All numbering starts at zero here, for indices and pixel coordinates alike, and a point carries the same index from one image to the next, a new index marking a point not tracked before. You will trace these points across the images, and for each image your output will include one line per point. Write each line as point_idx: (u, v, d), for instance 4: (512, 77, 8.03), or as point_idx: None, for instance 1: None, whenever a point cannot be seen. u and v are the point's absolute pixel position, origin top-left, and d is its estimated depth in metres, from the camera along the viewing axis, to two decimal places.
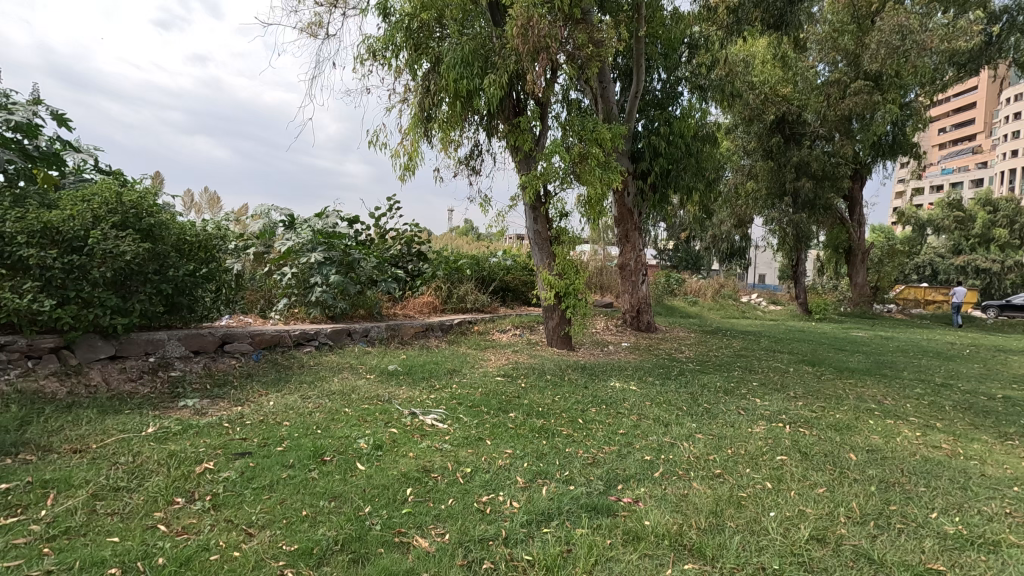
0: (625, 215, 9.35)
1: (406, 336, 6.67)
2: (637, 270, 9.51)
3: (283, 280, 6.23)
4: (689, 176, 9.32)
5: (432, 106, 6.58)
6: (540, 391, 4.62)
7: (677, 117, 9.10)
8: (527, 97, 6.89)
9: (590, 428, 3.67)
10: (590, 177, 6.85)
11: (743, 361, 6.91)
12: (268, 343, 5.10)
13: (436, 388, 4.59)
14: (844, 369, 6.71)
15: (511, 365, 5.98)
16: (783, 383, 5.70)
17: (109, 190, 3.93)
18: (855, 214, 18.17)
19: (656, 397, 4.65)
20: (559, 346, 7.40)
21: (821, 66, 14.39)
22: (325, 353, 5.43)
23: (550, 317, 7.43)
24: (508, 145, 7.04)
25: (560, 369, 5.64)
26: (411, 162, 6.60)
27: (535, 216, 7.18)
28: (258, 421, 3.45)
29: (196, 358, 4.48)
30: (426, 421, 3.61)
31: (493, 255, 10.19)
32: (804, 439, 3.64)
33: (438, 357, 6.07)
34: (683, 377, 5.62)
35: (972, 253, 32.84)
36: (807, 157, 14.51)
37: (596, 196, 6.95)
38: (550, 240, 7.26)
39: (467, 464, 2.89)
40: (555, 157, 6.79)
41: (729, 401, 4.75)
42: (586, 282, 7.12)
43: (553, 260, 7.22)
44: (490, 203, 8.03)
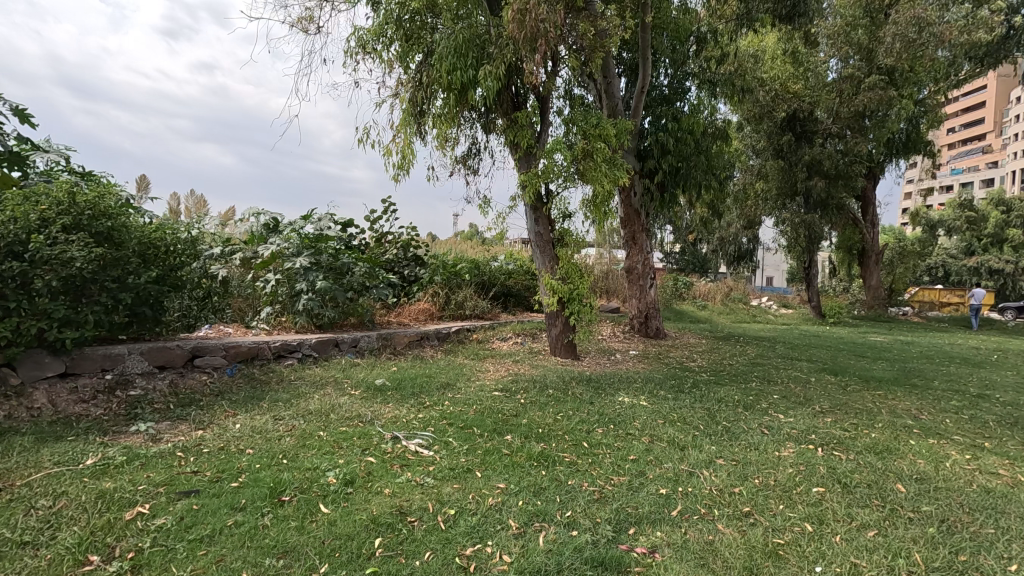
0: (631, 216, 8.93)
1: (399, 346, 6.25)
2: (645, 273, 9.07)
3: (268, 287, 5.84)
4: (699, 174, 8.87)
5: (425, 101, 6.21)
6: (540, 408, 4.20)
7: (686, 113, 8.67)
8: (526, 91, 6.50)
9: (596, 455, 3.24)
10: (595, 175, 6.41)
11: (760, 371, 6.45)
12: (244, 356, 4.69)
13: (425, 406, 4.16)
14: (870, 379, 6.23)
15: (511, 377, 5.56)
16: (807, 396, 5.24)
17: (61, 190, 3.59)
18: (868, 214, 17.62)
19: (669, 414, 4.21)
20: (563, 355, 6.96)
21: (831, 61, 14.10)
22: (308, 366, 5.01)
23: (553, 324, 6.99)
24: (507, 142, 6.64)
25: (563, 382, 5.21)
26: (404, 161, 6.21)
27: (536, 217, 6.80)
28: (218, 449, 3.04)
29: (162, 375, 4.08)
30: (409, 447, 3.18)
31: (495, 259, 9.78)
32: (842, 466, 3.18)
33: (432, 368, 5.65)
34: (698, 390, 5.17)
35: (985, 255, 32.12)
36: (819, 155, 14.04)
37: (601, 195, 6.53)
38: (552, 242, 6.85)
39: (451, 504, 2.46)
40: (557, 153, 6.37)
41: (750, 418, 4.30)
42: (591, 286, 6.68)
43: (556, 263, 6.81)
44: (490, 204, 7.63)
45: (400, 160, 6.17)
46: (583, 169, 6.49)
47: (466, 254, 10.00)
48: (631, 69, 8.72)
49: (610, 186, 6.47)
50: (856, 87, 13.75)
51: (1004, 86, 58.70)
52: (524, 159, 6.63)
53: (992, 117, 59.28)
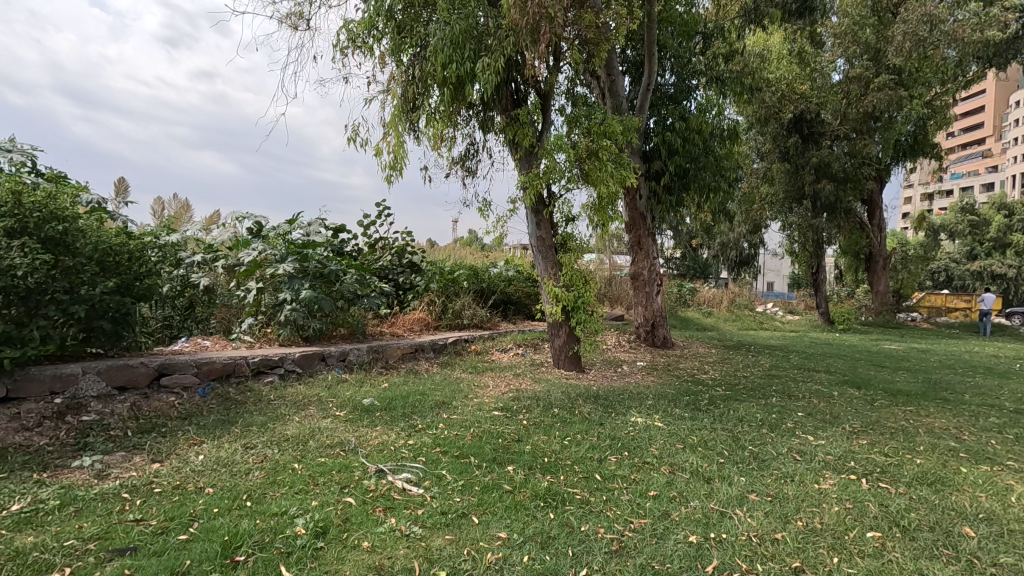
0: (637, 220, 8.52)
1: (391, 359, 5.83)
2: (651, 280, 8.66)
3: (250, 297, 5.43)
4: (708, 176, 8.47)
5: (418, 96, 5.83)
6: (546, 432, 3.78)
7: (693, 113, 8.28)
8: (527, 88, 6.13)
9: (611, 491, 2.81)
10: (600, 176, 6.00)
11: (778, 384, 6.04)
12: (219, 374, 4.25)
13: (417, 430, 3.74)
14: (897, 394, 5.81)
15: (512, 393, 5.14)
16: (834, 414, 4.82)
17: (5, 190, 3.24)
18: (875, 218, 17.23)
19: (688, 437, 3.78)
20: (568, 367, 6.53)
21: (838, 61, 13.76)
22: (290, 384, 4.57)
23: (556, 334, 6.58)
24: (506, 141, 6.25)
25: (568, 400, 4.79)
26: (397, 161, 5.84)
27: (537, 221, 6.42)
28: (172, 488, 2.61)
29: (122, 397, 3.65)
30: (395, 483, 2.76)
31: (494, 266, 9.38)
32: (895, 504, 2.76)
33: (427, 384, 5.23)
34: (716, 408, 4.75)
35: (989, 259, 31.78)
36: (827, 157, 13.67)
37: (607, 197, 6.14)
38: (554, 247, 6.46)
39: (442, 563, 2.04)
40: (559, 153, 5.96)
41: (778, 441, 3.88)
42: (596, 294, 6.27)
43: (559, 269, 6.41)
44: (489, 207, 7.24)
45: (392, 160, 5.81)
46: (587, 169, 6.07)
47: (465, 260, 9.59)
48: (636, 67, 8.36)
49: (616, 188, 6.06)
50: (865, 88, 13.40)
51: (1004, 90, 58.62)
52: (524, 158, 6.24)
53: (992, 121, 59.18)
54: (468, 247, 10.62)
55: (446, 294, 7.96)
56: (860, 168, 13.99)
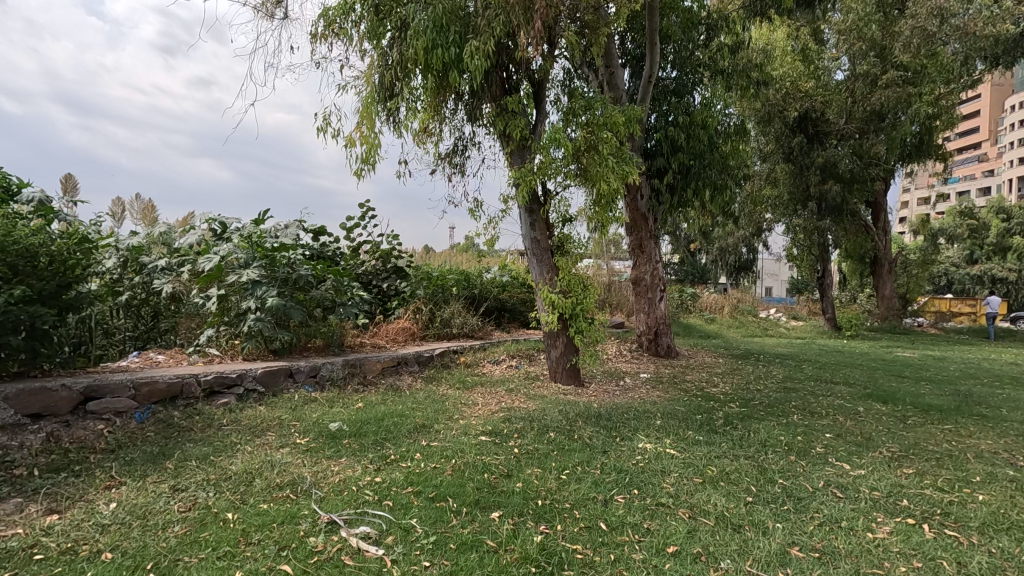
0: (638, 221, 8.00)
1: (370, 375, 5.25)
2: (653, 285, 8.13)
3: (209, 306, 4.85)
4: (714, 175, 7.97)
5: (397, 83, 5.26)
6: (540, 464, 3.23)
7: (698, 108, 7.80)
8: (520, 77, 5.62)
9: (621, 549, 2.26)
10: (602, 171, 5.46)
11: (797, 399, 5.50)
12: (162, 396, 3.68)
13: (388, 463, 3.18)
14: (927, 409, 5.29)
15: (504, 412, 4.59)
16: (866, 435, 4.28)
17: None
18: (880, 220, 16.74)
19: (705, 468, 3.24)
20: (566, 380, 5.95)
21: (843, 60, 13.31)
22: (249, 406, 4.00)
23: (552, 345, 6.00)
24: (497, 134, 5.72)
25: (566, 420, 4.25)
26: (370, 155, 5.32)
27: (532, 221, 5.89)
28: (61, 553, 2.05)
29: (36, 426, 3.08)
30: (351, 540, 2.21)
31: (487, 271, 8.85)
32: (977, 565, 2.21)
33: (409, 403, 4.68)
34: (733, 428, 4.21)
35: (989, 263, 31.45)
36: (833, 157, 13.21)
37: (608, 194, 5.61)
38: (551, 249, 5.93)
39: None
40: (557, 146, 5.43)
41: (811, 472, 3.33)
42: (597, 301, 5.73)
43: (555, 274, 5.88)
44: (480, 207, 6.70)
45: (365, 154, 5.31)
46: (587, 164, 5.53)
47: (457, 266, 9.06)
48: (636, 59, 7.86)
49: (618, 185, 5.53)
50: (871, 86, 12.95)
51: (998, 95, 58.68)
52: (517, 151, 5.70)
53: (988, 126, 59.13)
54: (461, 253, 10.09)
55: (434, 301, 7.40)
56: (867, 169, 13.53)
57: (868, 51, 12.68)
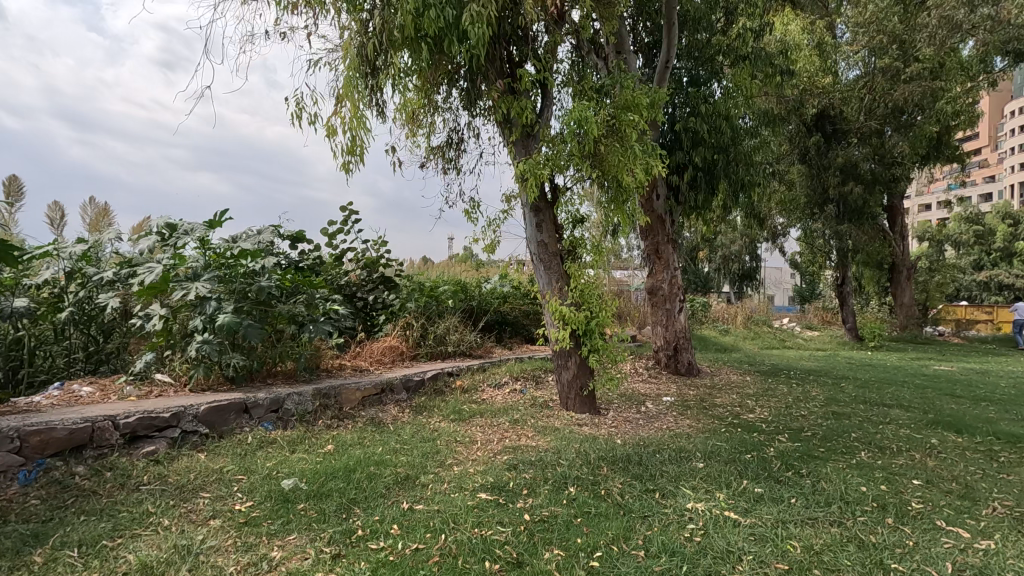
0: (654, 224, 7.21)
1: (346, 407, 4.38)
2: (672, 294, 7.30)
3: (148, 326, 3.99)
4: (738, 172, 7.20)
5: (381, 56, 4.44)
6: (562, 542, 2.38)
7: (719, 97, 7.03)
8: (524, 54, 4.83)
9: None
10: (622, 161, 4.63)
11: (855, 430, 4.64)
12: (61, 447, 2.82)
13: (355, 545, 2.32)
14: (1014, 442, 4.43)
15: (508, 453, 3.74)
16: (964, 482, 3.42)
17: None
18: (898, 224, 15.92)
19: (785, 544, 2.39)
20: (580, 408, 5.08)
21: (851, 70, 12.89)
22: (188, 454, 3.15)
23: (563, 366, 5.13)
24: (497, 119, 4.91)
25: (587, 466, 3.41)
26: (359, 144, 4.41)
27: (537, 222, 5.06)
28: None
29: None
30: None
31: (486, 281, 8.02)
32: None
33: (392, 443, 3.81)
34: (797, 474, 3.36)
35: (996, 270, 30.77)
36: (854, 156, 12.44)
37: (628, 188, 4.79)
38: (561, 254, 5.11)
39: None
40: (572, 131, 4.61)
41: (928, 547, 2.46)
42: (615, 313, 4.90)
43: (565, 282, 5.06)
44: (478, 207, 5.90)
45: (352, 143, 4.41)
46: (606, 152, 4.70)
47: (454, 276, 8.25)
48: (649, 45, 7.11)
49: (643, 177, 4.70)
50: (892, 81, 12.21)
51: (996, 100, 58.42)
52: (521, 139, 4.90)
53: (987, 132, 58.75)
54: (460, 262, 9.27)
55: (427, 315, 6.56)
56: (889, 170, 12.76)
57: (888, 45, 11.96)
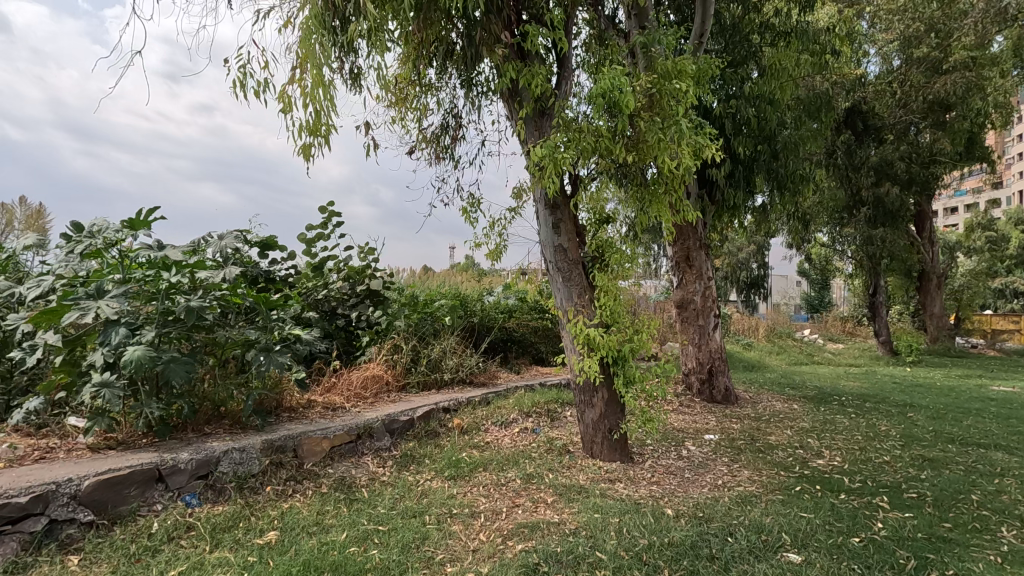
0: (685, 228, 6.20)
1: (307, 464, 3.34)
2: (704, 309, 6.28)
3: (35, 359, 2.96)
4: (781, 165, 6.19)
5: (351, 3, 3.38)
6: None
7: (759, 78, 6.00)
8: (536, 10, 3.83)
9: None
10: (662, 144, 3.56)
11: (970, 489, 3.58)
12: None
13: None
14: None
15: (520, 539, 2.71)
16: None
17: None
18: (927, 229, 14.87)
19: None
20: (608, 456, 4.04)
21: (873, 57, 11.77)
22: (50, 564, 2.16)
23: (586, 404, 4.09)
24: (505, 91, 3.91)
25: (640, 569, 2.36)
26: (324, 120, 3.28)
27: (555, 222, 4.06)
28: None
29: None
30: None
31: (489, 294, 7.01)
32: None
33: (362, 523, 2.77)
34: None
35: (1012, 276, 29.81)
36: (889, 154, 11.42)
37: (671, 176, 3.76)
38: (583, 261, 4.10)
39: None
40: (601, 106, 3.62)
41: None
42: (652, 336, 3.89)
43: (589, 297, 4.04)
44: (479, 204, 4.88)
45: (316, 119, 3.26)
46: (643, 130, 3.66)
47: (451, 288, 7.25)
48: (680, 10, 6.07)
49: (690, 163, 3.63)
50: (930, 72, 11.19)
51: None
52: (533, 118, 3.88)
53: None
54: (459, 273, 8.27)
55: (419, 335, 5.55)
56: (926, 169, 11.74)
57: (925, 34, 10.94)
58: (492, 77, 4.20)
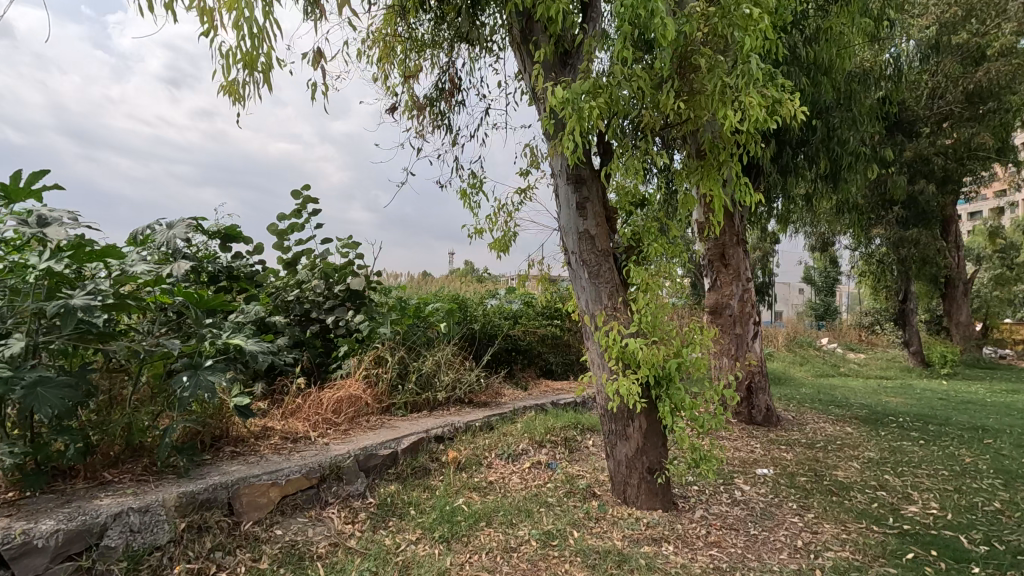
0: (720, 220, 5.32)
1: (244, 524, 2.43)
2: (742, 315, 5.40)
3: None
4: (833, 149, 5.31)
5: None
6: None
7: (810, 45, 5.11)
8: None
9: None
10: (724, 94, 2.60)
11: None
12: None
13: None
14: None
15: None
16: None
17: None
18: (954, 232, 14.00)
19: None
20: (647, 503, 3.14)
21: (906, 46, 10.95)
22: None
23: (618, 435, 3.18)
24: (517, 29, 3.06)
25: None
26: (262, 48, 2.36)
27: (579, 202, 3.17)
28: None
29: None
30: None
31: (492, 299, 6.11)
32: None
33: None
34: None
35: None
36: (924, 150, 10.57)
37: (732, 138, 2.87)
38: (613, 252, 3.22)
39: None
40: (642, 42, 2.73)
41: None
42: (704, 348, 3.00)
43: (620, 296, 3.17)
44: (481, 185, 4.01)
45: (249, 47, 2.35)
46: (701, 76, 2.71)
47: (449, 291, 6.37)
48: None
49: (761, 119, 2.74)
50: (970, 61, 10.34)
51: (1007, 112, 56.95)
52: (554, 61, 3.01)
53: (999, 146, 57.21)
54: (458, 276, 7.39)
55: (409, 344, 4.64)
56: (963, 166, 10.88)
57: (964, 20, 10.14)
58: (500, 15, 3.31)
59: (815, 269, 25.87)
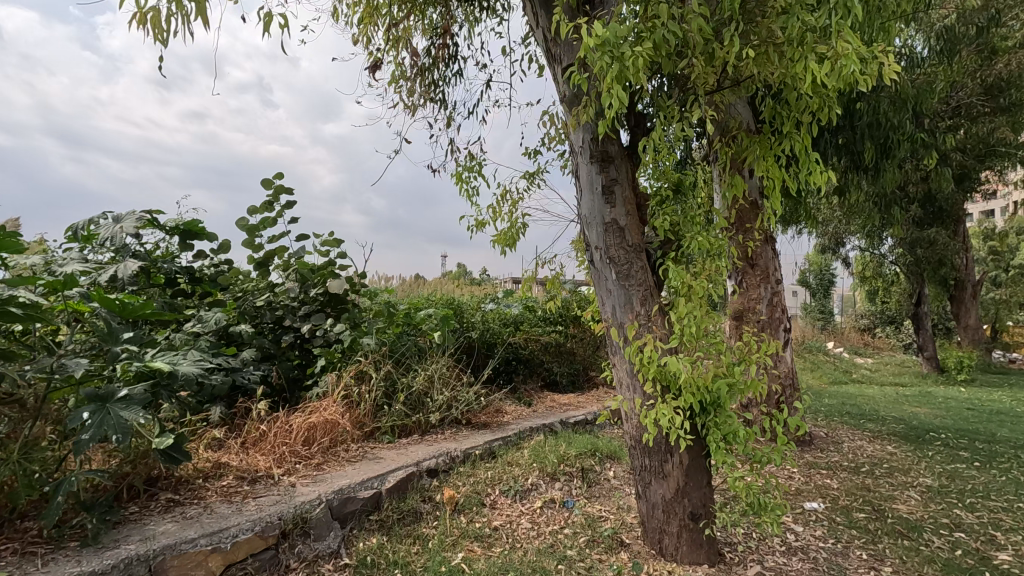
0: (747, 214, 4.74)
1: None
2: (772, 320, 4.82)
3: None
4: (873, 135, 4.74)
5: None
6: None
7: None
8: None
9: None
10: (804, 40, 2.00)
11: None
12: None
13: None
14: None
15: None
16: None
17: None
18: (965, 232, 13.52)
19: None
20: (691, 557, 2.53)
21: None
22: None
23: (654, 473, 2.58)
24: None
25: None
26: None
27: (606, 184, 2.57)
28: None
29: None
30: None
31: (489, 303, 5.47)
32: None
33: None
34: None
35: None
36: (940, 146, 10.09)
37: (801, 101, 2.28)
38: (646, 247, 2.63)
39: None
40: None
41: None
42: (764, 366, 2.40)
43: (654, 301, 2.56)
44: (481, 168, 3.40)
45: None
46: (767, 20, 2.12)
47: (442, 295, 5.73)
48: None
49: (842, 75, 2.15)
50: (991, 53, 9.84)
51: None
52: (572, 7, 2.43)
53: None
54: (452, 279, 6.77)
55: (396, 356, 4.01)
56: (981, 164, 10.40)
57: None
58: None
59: (815, 271, 25.42)
